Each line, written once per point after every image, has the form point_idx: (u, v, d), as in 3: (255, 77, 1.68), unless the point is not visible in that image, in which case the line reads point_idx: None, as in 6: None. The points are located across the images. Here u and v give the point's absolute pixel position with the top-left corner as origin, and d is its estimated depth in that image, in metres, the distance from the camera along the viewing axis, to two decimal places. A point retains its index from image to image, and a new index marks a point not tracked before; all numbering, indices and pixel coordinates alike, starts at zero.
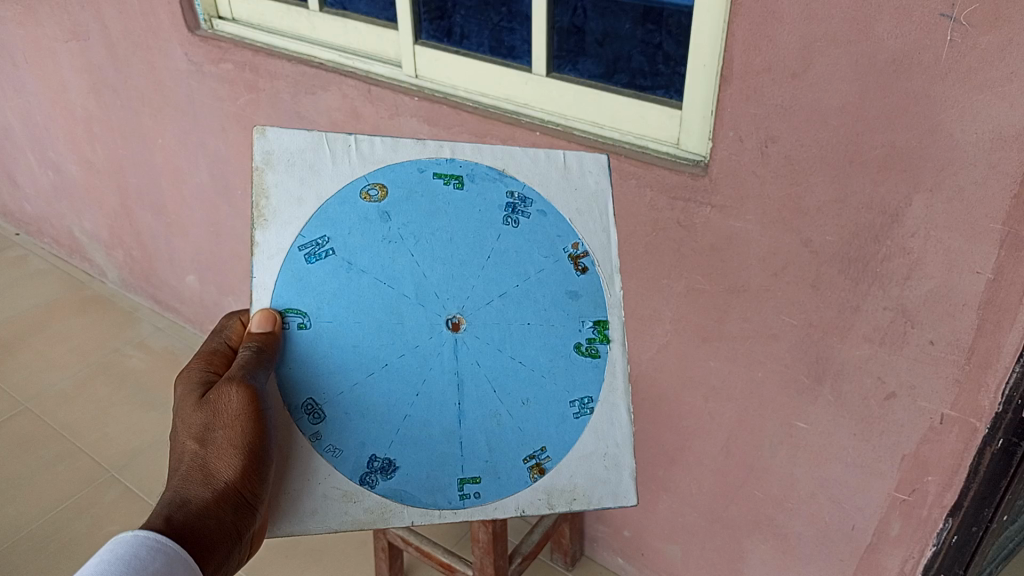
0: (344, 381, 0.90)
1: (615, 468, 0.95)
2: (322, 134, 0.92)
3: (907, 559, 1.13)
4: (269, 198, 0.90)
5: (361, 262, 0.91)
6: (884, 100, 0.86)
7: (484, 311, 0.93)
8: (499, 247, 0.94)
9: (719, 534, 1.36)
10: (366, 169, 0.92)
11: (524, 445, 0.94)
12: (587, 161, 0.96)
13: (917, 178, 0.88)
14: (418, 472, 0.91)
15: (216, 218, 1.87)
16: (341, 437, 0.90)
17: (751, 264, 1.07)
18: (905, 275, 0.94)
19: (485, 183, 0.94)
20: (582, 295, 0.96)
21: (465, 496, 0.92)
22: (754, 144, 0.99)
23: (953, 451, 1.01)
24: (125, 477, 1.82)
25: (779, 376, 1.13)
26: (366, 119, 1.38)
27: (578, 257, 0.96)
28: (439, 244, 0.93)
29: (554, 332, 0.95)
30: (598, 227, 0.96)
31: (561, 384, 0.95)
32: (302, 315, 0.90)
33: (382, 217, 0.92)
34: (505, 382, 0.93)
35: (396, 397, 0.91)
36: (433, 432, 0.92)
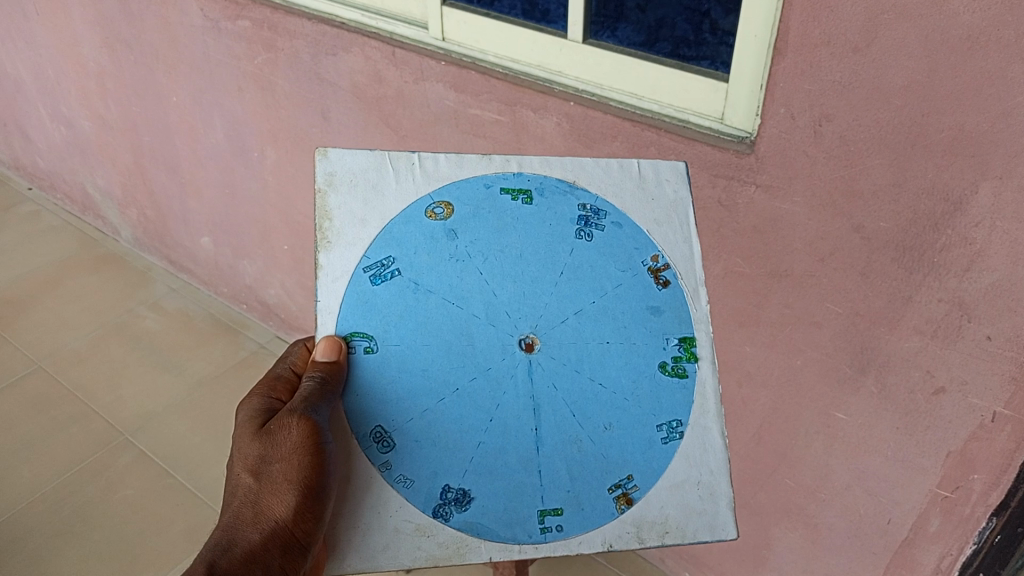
0: (414, 407, 0.86)
1: (711, 498, 0.88)
2: (385, 154, 0.94)
3: (944, 555, 1.10)
4: (333, 221, 0.91)
5: (429, 282, 0.91)
6: (956, 80, 0.80)
7: (560, 329, 0.91)
8: (572, 264, 0.94)
9: (745, 521, 1.33)
10: (431, 187, 0.94)
11: (608, 473, 0.88)
12: (664, 169, 0.96)
13: (986, 164, 0.82)
14: (496, 504, 0.85)
15: (232, 180, 1.82)
16: (413, 467, 0.85)
17: (795, 249, 1.02)
18: (965, 267, 0.89)
19: (556, 196, 0.96)
20: (664, 311, 0.93)
21: (546, 529, 0.85)
22: (807, 122, 0.92)
23: (1003, 451, 0.97)
24: (139, 441, 1.79)
25: (819, 365, 1.08)
26: (390, 83, 1.33)
27: (657, 270, 0.95)
28: (510, 264, 0.92)
29: (636, 350, 0.92)
30: (680, 237, 0.96)
31: (644, 406, 0.90)
32: (368, 339, 0.88)
33: (449, 235, 0.92)
34: (586, 405, 0.89)
35: (469, 423, 0.86)
36: (509, 459, 0.86)
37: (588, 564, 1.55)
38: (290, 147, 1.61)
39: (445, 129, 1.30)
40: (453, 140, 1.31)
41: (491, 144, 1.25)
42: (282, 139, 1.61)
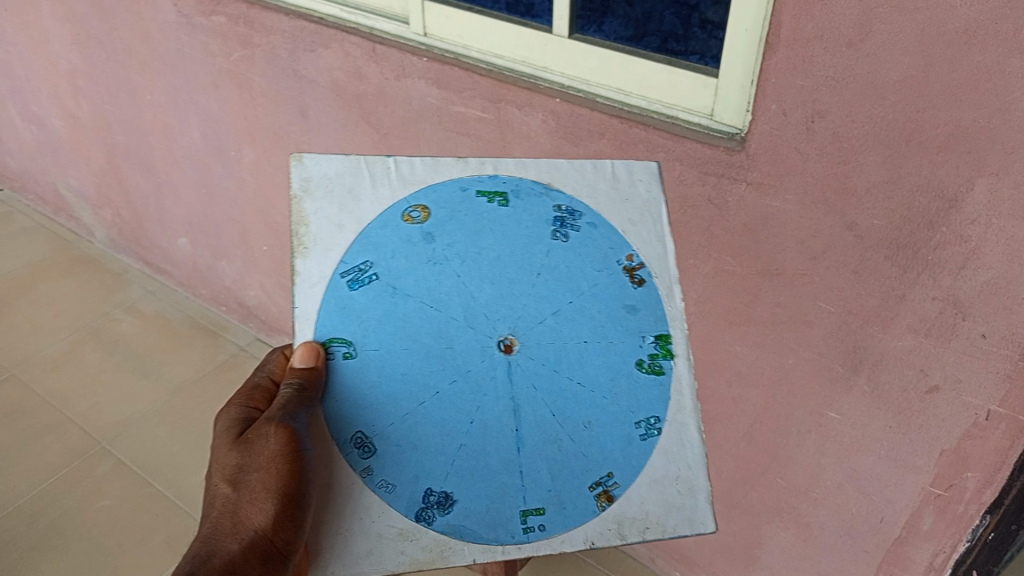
0: (394, 411, 0.83)
1: (690, 492, 0.86)
2: (360, 158, 0.92)
3: (937, 553, 1.09)
4: (312, 228, 0.89)
5: (407, 286, 0.88)
6: (952, 74, 0.78)
7: (538, 330, 0.88)
8: (548, 264, 0.91)
9: (736, 520, 1.31)
10: (407, 191, 0.91)
11: (589, 471, 0.85)
12: (637, 170, 0.94)
13: (982, 161, 0.81)
14: (478, 506, 0.83)
15: (209, 180, 1.78)
16: (394, 472, 0.83)
17: (786, 247, 1.00)
18: (960, 264, 0.87)
19: (531, 198, 0.93)
20: (640, 309, 0.90)
21: (528, 529, 0.83)
22: (799, 118, 0.91)
23: (998, 449, 0.96)
24: (117, 449, 1.75)
25: (811, 364, 1.07)
26: (371, 80, 1.30)
27: (633, 269, 0.92)
28: (487, 266, 0.90)
29: (613, 348, 0.89)
30: (654, 236, 0.93)
31: (623, 405, 0.88)
32: (347, 345, 0.85)
33: (426, 238, 0.90)
34: (566, 404, 0.86)
35: (450, 426, 0.84)
36: (491, 461, 0.83)
37: (577, 565, 1.53)
38: (268, 146, 1.57)
39: (427, 126, 1.28)
40: (436, 138, 1.28)
41: (475, 142, 1.23)
42: (260, 137, 1.57)
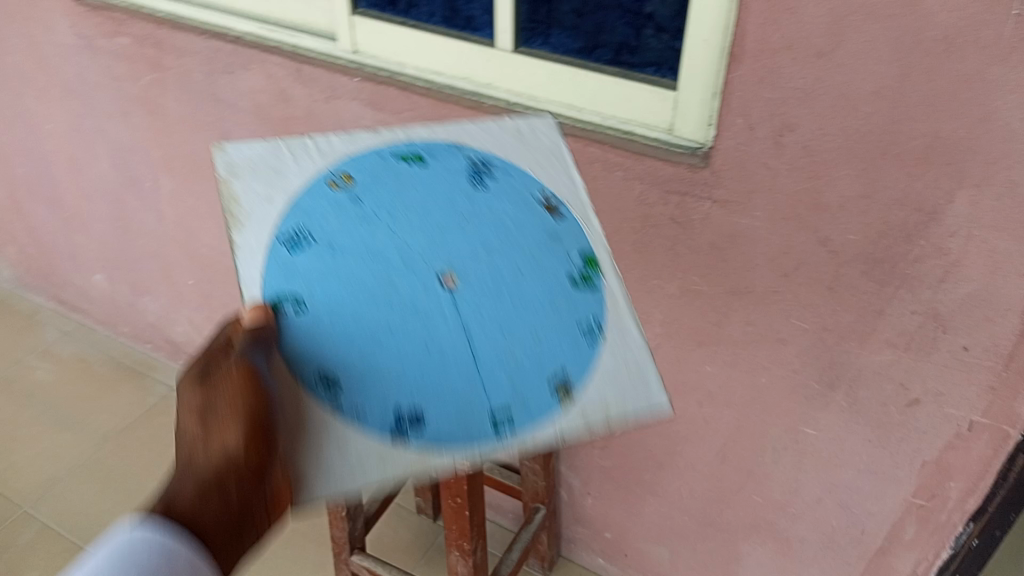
0: (346, 352, 0.69)
1: (639, 376, 0.72)
2: (280, 142, 0.82)
3: (920, 561, 1.07)
4: (241, 202, 0.77)
5: (342, 240, 0.75)
6: (930, 84, 0.75)
7: (472, 257, 0.75)
8: (472, 209, 0.79)
9: (711, 538, 1.27)
10: (330, 162, 0.81)
11: (545, 369, 0.70)
12: (538, 126, 0.87)
13: (962, 172, 0.77)
14: (449, 423, 0.67)
15: (123, 212, 1.65)
16: (358, 399, 0.67)
17: (757, 264, 0.95)
18: (940, 277, 0.84)
19: (446, 155, 0.83)
20: (564, 235, 0.78)
21: (501, 433, 0.67)
22: (766, 132, 0.86)
23: (981, 457, 0.94)
24: (42, 513, 1.61)
25: (785, 381, 1.03)
26: (297, 102, 1.20)
27: (551, 205, 0.81)
28: (418, 210, 0.78)
29: (543, 265, 0.76)
30: (563, 174, 0.83)
31: (563, 310, 0.74)
32: (297, 302, 0.71)
33: (355, 201, 0.78)
34: (510, 317, 0.72)
35: (406, 353, 0.69)
36: (451, 377, 0.69)
37: None
38: (187, 175, 1.46)
39: None
40: None
41: None
42: (178, 165, 1.45)
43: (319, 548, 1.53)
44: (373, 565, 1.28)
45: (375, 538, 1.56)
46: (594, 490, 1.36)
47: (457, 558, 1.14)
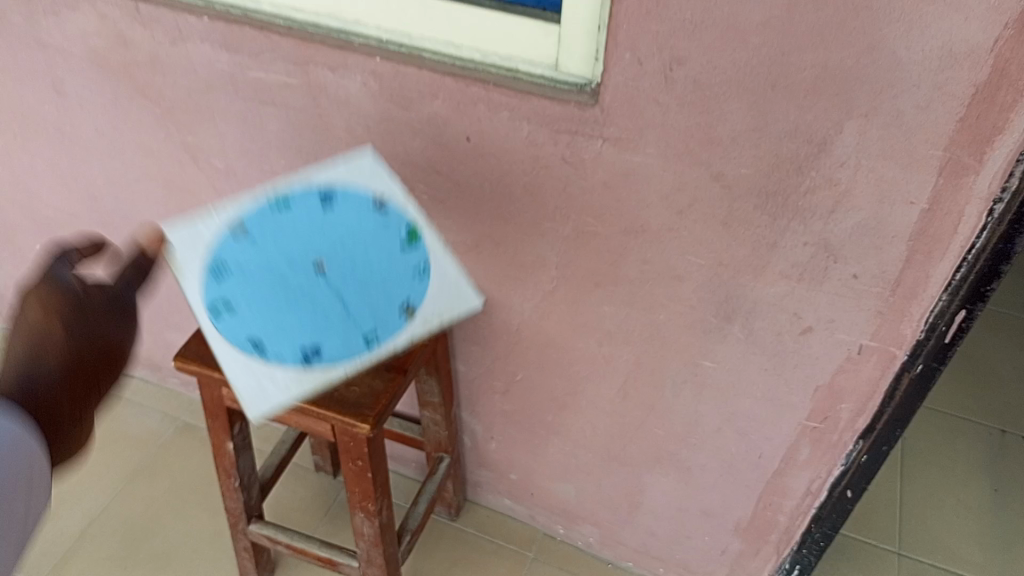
0: (256, 325, 0.87)
1: (451, 280, 0.92)
2: (190, 215, 0.92)
3: (814, 478, 1.11)
4: (176, 255, 0.87)
5: (249, 276, 0.88)
6: (818, 13, 0.72)
7: (337, 241, 0.91)
8: (329, 225, 0.91)
9: (615, 471, 1.28)
10: (221, 212, 0.92)
11: (393, 300, 0.89)
12: (356, 159, 0.96)
13: (850, 103, 0.76)
14: (337, 343, 0.86)
15: None
16: (272, 343, 0.86)
17: (651, 203, 0.93)
18: (831, 209, 0.84)
19: (303, 191, 0.93)
20: (389, 208, 0.92)
21: (373, 344, 0.86)
22: (655, 67, 0.82)
23: (870, 378, 0.97)
24: None
25: (682, 318, 1.02)
26: (137, 46, 1.07)
27: (382, 202, 0.93)
28: (292, 232, 0.90)
29: (381, 245, 0.91)
30: (387, 177, 0.94)
31: (400, 266, 0.91)
32: (223, 306, 0.87)
33: (247, 237, 0.90)
34: (368, 282, 0.89)
35: (300, 321, 0.87)
36: (333, 322, 0.87)
37: (458, 537, 1.47)
38: (19, 131, 1.29)
39: (221, 97, 1.07)
40: (233, 110, 1.08)
41: (285, 112, 1.05)
42: (5, 121, 1.28)
43: (216, 516, 1.46)
44: (274, 533, 1.22)
45: (274, 501, 1.50)
46: (498, 434, 1.35)
47: (362, 518, 1.10)
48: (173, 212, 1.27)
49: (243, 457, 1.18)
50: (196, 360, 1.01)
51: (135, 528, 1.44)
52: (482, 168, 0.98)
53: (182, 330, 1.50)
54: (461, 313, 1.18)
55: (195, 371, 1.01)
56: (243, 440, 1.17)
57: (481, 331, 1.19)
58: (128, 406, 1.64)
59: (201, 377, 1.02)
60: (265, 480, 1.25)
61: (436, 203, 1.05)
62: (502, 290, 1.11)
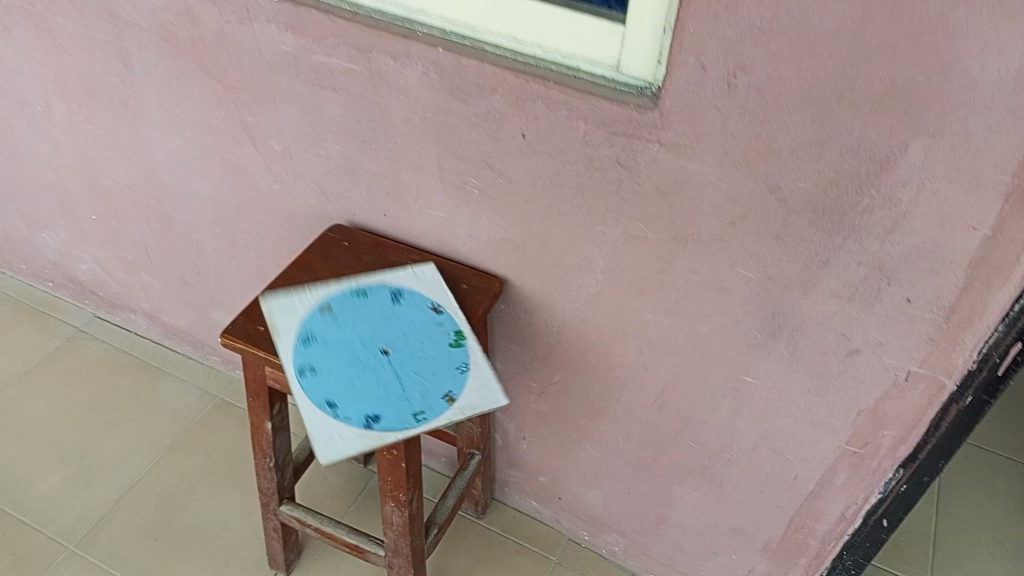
0: (327, 384, 0.95)
1: (488, 384, 0.97)
2: (294, 290, 1.07)
3: (850, 505, 1.09)
4: (276, 322, 1.01)
5: (331, 342, 1.00)
6: (891, 27, 0.71)
7: (401, 348, 1.00)
8: (395, 317, 1.03)
9: (646, 482, 1.27)
10: (319, 297, 1.06)
11: (440, 383, 0.96)
12: (421, 270, 1.11)
13: (918, 121, 0.75)
14: (391, 412, 0.92)
15: (13, 140, 1.50)
16: (338, 400, 0.93)
17: (703, 212, 0.92)
18: (888, 229, 0.82)
19: (380, 294, 1.06)
20: (444, 322, 1.03)
21: (420, 418, 0.92)
22: (719, 73, 0.81)
23: (916, 406, 0.94)
24: None
25: (727, 330, 1.01)
26: (207, 23, 1.09)
27: (439, 310, 1.05)
28: (366, 321, 1.03)
29: (435, 347, 1.00)
30: (447, 299, 1.07)
31: (448, 363, 0.99)
32: (308, 368, 0.96)
33: (333, 320, 1.02)
34: (423, 368, 0.98)
35: (362, 387, 0.95)
36: (390, 394, 0.94)
37: (481, 535, 1.46)
38: (84, 101, 1.32)
39: (282, 79, 1.09)
40: (294, 92, 1.09)
41: (344, 97, 1.06)
42: (73, 90, 1.32)
43: (247, 495, 1.48)
44: (303, 516, 1.23)
45: (304, 484, 1.51)
46: (530, 435, 1.34)
47: (392, 508, 1.11)
48: (227, 190, 1.29)
49: (280, 437, 1.19)
50: (243, 338, 1.00)
51: (167, 500, 1.46)
52: (535, 166, 0.98)
53: (227, 310, 1.52)
54: (503, 311, 1.18)
55: (241, 350, 1.00)
56: (280, 421, 1.18)
57: (521, 329, 1.19)
58: (171, 381, 1.67)
59: (246, 356, 1.02)
60: (298, 463, 1.27)
61: (487, 198, 1.05)
62: (545, 291, 1.11)
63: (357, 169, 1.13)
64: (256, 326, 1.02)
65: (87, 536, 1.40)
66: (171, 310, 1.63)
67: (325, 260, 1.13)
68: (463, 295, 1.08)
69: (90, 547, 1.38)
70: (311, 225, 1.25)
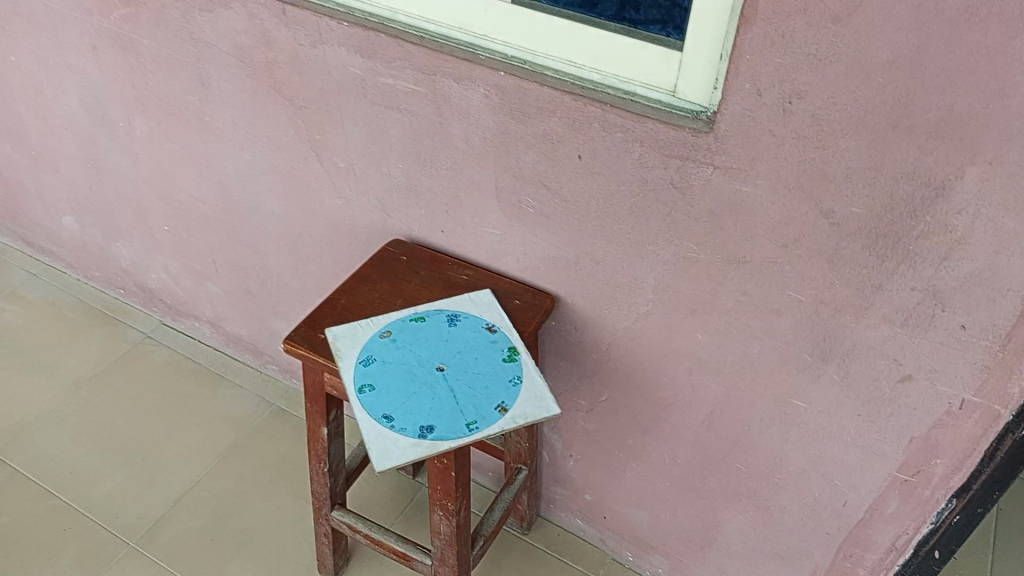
0: (386, 399, 0.97)
1: (540, 395, 1.00)
2: (356, 318, 1.09)
3: (900, 534, 1.08)
4: (337, 346, 1.04)
5: (389, 362, 1.02)
6: (948, 55, 0.72)
7: (456, 365, 1.03)
8: (451, 337, 1.06)
9: (692, 503, 1.27)
10: (378, 322, 1.08)
11: (493, 395, 0.99)
12: (477, 296, 1.12)
13: (975, 148, 0.75)
14: (446, 423, 0.95)
15: (94, 153, 1.58)
16: (396, 413, 0.96)
17: (755, 234, 0.93)
18: (943, 255, 0.82)
19: (437, 316, 1.09)
20: (498, 340, 1.06)
21: (474, 427, 0.95)
22: (774, 99, 0.83)
23: (969, 436, 0.94)
24: (12, 458, 1.57)
25: (777, 353, 1.01)
26: (281, 45, 1.15)
27: (493, 328, 1.07)
28: (423, 342, 1.05)
29: (489, 363, 1.03)
30: (501, 319, 1.09)
31: (501, 376, 1.01)
32: (367, 385, 0.99)
33: (392, 341, 1.05)
34: (477, 382, 1.00)
35: (418, 401, 0.97)
36: (445, 407, 0.97)
37: (526, 551, 1.47)
38: (162, 117, 1.40)
39: (350, 100, 1.14)
40: (360, 112, 1.14)
41: (407, 117, 1.10)
42: (153, 107, 1.39)
43: (300, 501, 1.52)
44: (354, 522, 1.26)
45: (354, 492, 1.55)
46: (577, 452, 1.35)
47: (440, 517, 1.13)
48: (292, 205, 1.35)
49: (334, 444, 1.23)
50: (305, 344, 1.05)
51: (224, 503, 1.51)
52: (590, 186, 1.01)
53: (287, 321, 1.57)
54: (554, 328, 1.20)
55: (302, 356, 1.05)
56: (336, 428, 1.22)
57: (572, 347, 1.21)
58: (231, 387, 1.73)
59: (307, 362, 1.07)
60: (351, 470, 1.30)
61: (542, 217, 1.08)
62: (596, 309, 1.13)
63: (417, 187, 1.17)
64: (319, 334, 1.07)
65: (147, 534, 1.45)
66: (233, 319, 1.69)
67: (384, 273, 1.17)
68: (516, 311, 1.11)
69: (150, 544, 1.44)
70: (371, 240, 1.29)
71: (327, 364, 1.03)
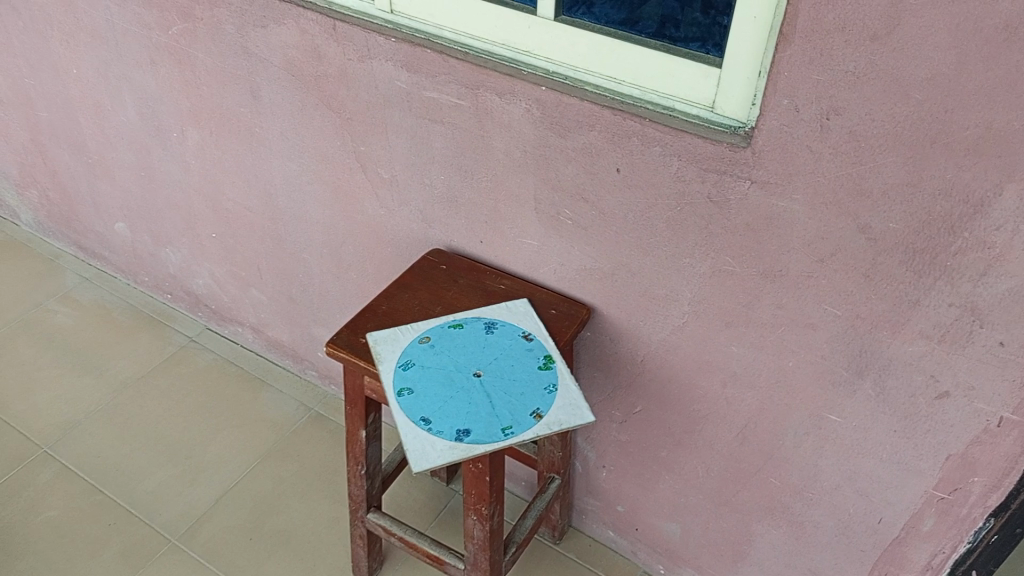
0: (424, 403, 1.00)
1: (574, 403, 1.01)
2: (396, 323, 1.12)
3: (936, 553, 1.07)
4: (378, 350, 1.07)
5: (428, 366, 1.05)
6: (987, 74, 0.73)
7: (492, 371, 1.05)
8: (489, 344, 1.08)
9: (724, 517, 1.27)
10: (418, 327, 1.11)
11: (528, 402, 1.01)
12: (514, 305, 1.15)
13: (1014, 166, 0.76)
14: (481, 427, 0.97)
15: (148, 162, 1.64)
16: (434, 416, 0.98)
17: (792, 248, 0.94)
18: (981, 271, 0.83)
19: (475, 324, 1.11)
20: (533, 348, 1.07)
21: (508, 432, 0.97)
22: (812, 115, 0.84)
23: (1007, 454, 0.93)
24: (61, 454, 1.62)
25: (812, 367, 1.02)
26: (331, 60, 1.19)
27: (529, 337, 1.09)
28: (461, 348, 1.08)
29: (524, 370, 1.05)
30: (538, 328, 1.11)
31: (536, 383, 1.03)
32: (406, 389, 1.02)
33: (430, 347, 1.08)
34: (512, 388, 1.02)
35: (455, 405, 1.00)
36: (481, 412, 0.99)
37: (559, 560, 1.48)
38: (214, 128, 1.45)
39: (395, 112, 1.17)
40: (404, 125, 1.18)
41: (450, 130, 1.13)
42: (206, 119, 1.44)
43: (335, 505, 1.55)
44: (389, 525, 1.29)
45: (389, 496, 1.57)
46: (610, 463, 1.36)
47: (473, 521, 1.15)
48: (336, 214, 1.38)
49: (372, 447, 1.25)
50: (346, 348, 1.08)
51: (262, 503, 1.55)
52: (628, 200, 1.02)
53: (328, 328, 1.61)
54: (589, 338, 1.22)
55: (343, 359, 1.08)
56: (374, 431, 1.25)
57: (606, 358, 1.22)
58: (271, 391, 1.77)
59: (347, 366, 1.10)
60: (387, 474, 1.33)
61: (580, 229, 1.10)
62: (632, 320, 1.14)
63: (458, 199, 1.20)
64: (359, 339, 1.10)
65: (187, 532, 1.49)
66: (276, 325, 1.73)
67: (425, 281, 1.19)
68: (552, 321, 1.13)
69: (190, 542, 1.48)
70: (412, 249, 1.32)
71: (368, 369, 1.06)
